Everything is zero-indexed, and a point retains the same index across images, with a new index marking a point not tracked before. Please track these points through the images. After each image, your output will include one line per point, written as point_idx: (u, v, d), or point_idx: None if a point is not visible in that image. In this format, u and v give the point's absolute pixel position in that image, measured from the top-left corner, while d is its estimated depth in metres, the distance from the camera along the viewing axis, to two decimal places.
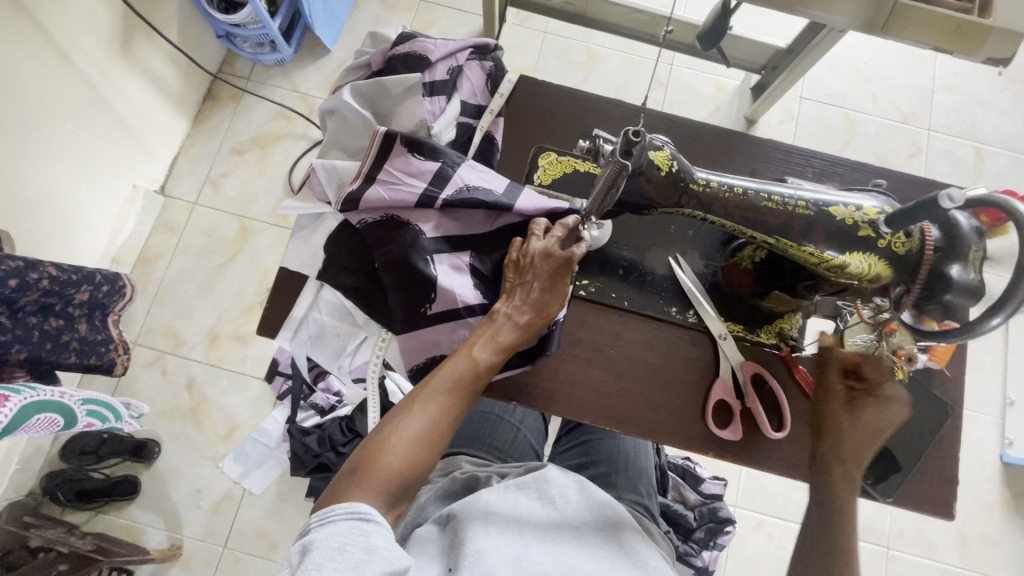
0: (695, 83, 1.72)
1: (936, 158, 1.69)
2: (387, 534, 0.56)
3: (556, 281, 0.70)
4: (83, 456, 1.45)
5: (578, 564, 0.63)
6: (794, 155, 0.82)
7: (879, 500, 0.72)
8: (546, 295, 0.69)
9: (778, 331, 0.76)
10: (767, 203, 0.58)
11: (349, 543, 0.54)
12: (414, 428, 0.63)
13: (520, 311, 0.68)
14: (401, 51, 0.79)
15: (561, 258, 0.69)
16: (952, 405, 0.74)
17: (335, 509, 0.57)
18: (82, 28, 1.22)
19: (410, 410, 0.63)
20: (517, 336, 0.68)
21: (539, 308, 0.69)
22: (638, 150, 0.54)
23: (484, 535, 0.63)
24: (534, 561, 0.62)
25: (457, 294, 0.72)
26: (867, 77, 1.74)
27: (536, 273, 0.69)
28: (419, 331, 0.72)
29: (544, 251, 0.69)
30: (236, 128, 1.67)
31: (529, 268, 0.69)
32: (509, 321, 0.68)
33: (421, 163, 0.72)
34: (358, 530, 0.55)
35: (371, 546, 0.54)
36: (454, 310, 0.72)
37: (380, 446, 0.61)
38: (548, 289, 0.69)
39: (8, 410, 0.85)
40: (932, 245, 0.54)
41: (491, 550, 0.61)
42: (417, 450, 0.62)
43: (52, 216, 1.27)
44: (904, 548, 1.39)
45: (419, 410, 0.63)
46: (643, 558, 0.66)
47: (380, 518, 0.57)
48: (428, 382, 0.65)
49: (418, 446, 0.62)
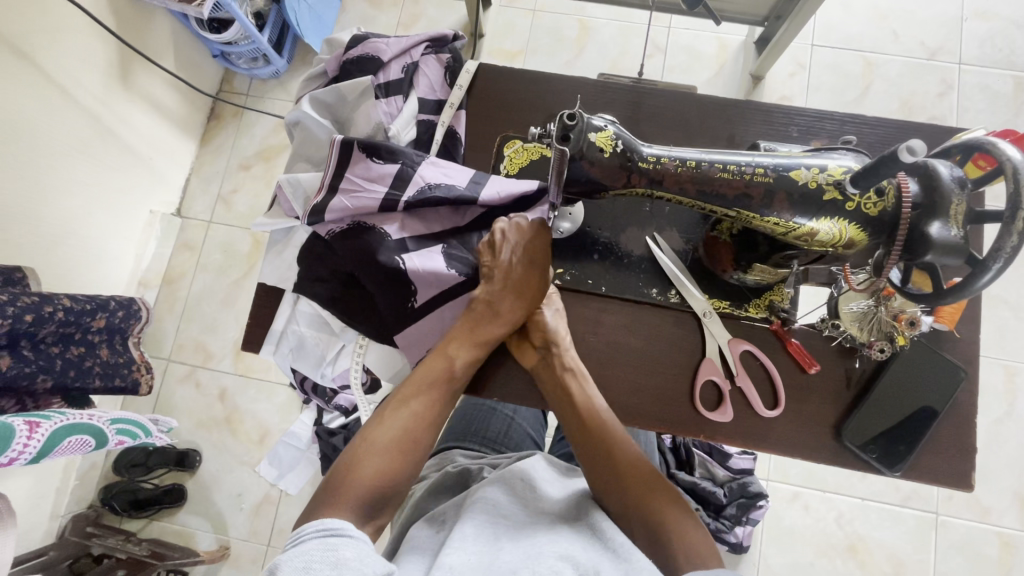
0: (696, 44, 1.64)
1: (970, 94, 1.55)
2: (360, 545, 0.55)
3: (530, 266, 0.71)
4: (133, 468, 1.55)
5: (548, 550, 0.57)
6: (776, 113, 0.77)
7: (889, 475, 0.67)
8: (517, 285, 0.70)
9: (768, 303, 0.72)
10: (722, 173, 0.54)
11: (318, 560, 0.52)
12: (392, 434, 0.66)
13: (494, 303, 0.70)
14: (354, 55, 0.79)
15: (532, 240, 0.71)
16: (967, 365, 0.69)
17: (306, 530, 0.57)
18: (81, 65, 1.27)
19: (389, 418, 0.67)
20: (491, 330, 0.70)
21: (515, 294, 0.70)
22: (576, 133, 0.51)
23: (456, 546, 0.59)
24: (504, 560, 0.56)
25: (437, 286, 0.72)
26: (885, 14, 1.61)
27: (506, 261, 0.70)
28: (402, 333, 0.72)
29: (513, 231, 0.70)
30: (241, 144, 1.71)
31: (497, 258, 0.70)
32: (485, 315, 0.70)
33: (380, 166, 0.72)
34: (325, 545, 0.53)
35: (339, 557, 0.52)
36: (435, 302, 0.73)
37: (361, 455, 0.64)
38: (520, 279, 0.70)
39: (41, 434, 0.90)
40: (911, 203, 0.49)
41: (462, 560, 0.57)
42: (397, 457, 0.65)
43: (75, 248, 1.34)
44: (954, 512, 1.31)
45: (398, 416, 0.67)
46: (608, 534, 0.62)
47: (351, 534, 0.56)
48: (405, 388, 0.69)
49: (398, 449, 0.65)
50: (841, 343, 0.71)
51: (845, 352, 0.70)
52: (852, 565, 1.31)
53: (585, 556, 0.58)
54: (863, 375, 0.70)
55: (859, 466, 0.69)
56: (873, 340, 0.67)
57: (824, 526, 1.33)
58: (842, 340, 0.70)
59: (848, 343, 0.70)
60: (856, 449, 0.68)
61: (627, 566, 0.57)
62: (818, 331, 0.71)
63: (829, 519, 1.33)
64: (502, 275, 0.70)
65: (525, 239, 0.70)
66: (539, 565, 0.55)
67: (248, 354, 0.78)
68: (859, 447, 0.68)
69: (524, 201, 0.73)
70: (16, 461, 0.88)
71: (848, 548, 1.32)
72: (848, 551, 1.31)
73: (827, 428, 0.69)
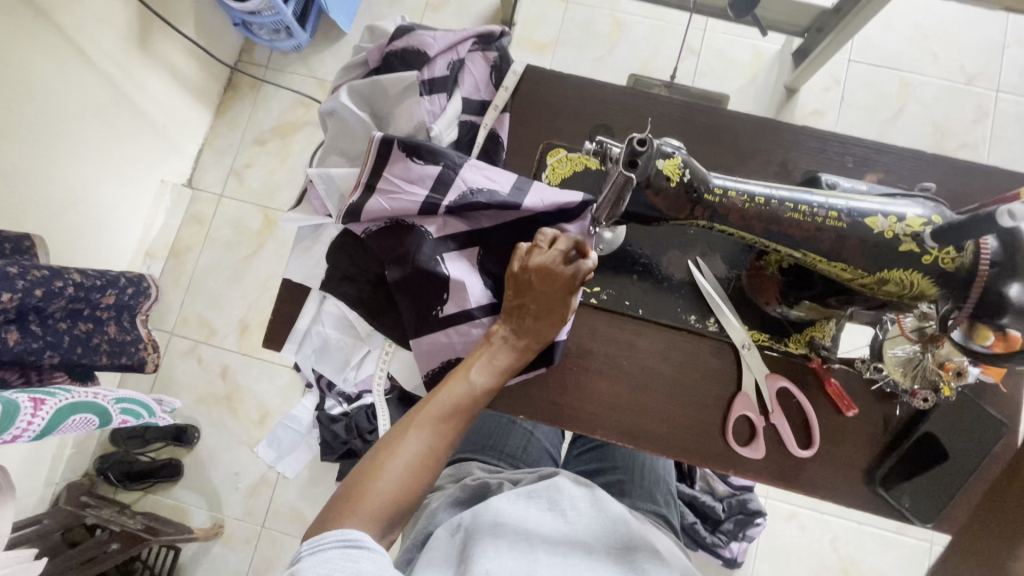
0: (730, 50, 1.59)
1: (1004, 123, 1.51)
2: (380, 559, 0.52)
3: (557, 308, 0.64)
4: (131, 440, 1.54)
5: None
6: (832, 142, 0.74)
7: (919, 525, 0.66)
8: (541, 326, 0.64)
9: (808, 339, 0.70)
10: (792, 213, 0.52)
11: (339, 571, 0.50)
12: (407, 456, 0.58)
13: (518, 332, 0.65)
14: (398, 46, 0.75)
15: (568, 290, 0.63)
16: (1008, 420, 0.67)
17: (326, 536, 0.53)
18: (100, 27, 1.22)
19: (403, 436, 0.59)
20: (514, 357, 0.65)
21: (538, 333, 0.65)
22: (645, 159, 0.49)
23: (492, 552, 0.60)
24: None
25: (469, 295, 0.68)
26: (926, 33, 1.56)
27: (537, 296, 0.63)
28: (431, 334, 0.68)
29: (554, 269, 0.62)
30: (258, 118, 1.67)
31: (542, 288, 0.63)
32: (506, 344, 0.65)
33: (421, 167, 0.68)
34: (347, 556, 0.51)
35: (360, 572, 0.50)
36: (466, 311, 0.68)
37: (372, 475, 0.57)
38: (548, 320, 0.64)
39: (46, 411, 0.88)
40: (988, 260, 0.46)
41: (499, 568, 0.58)
42: (413, 478, 0.58)
43: (83, 215, 1.30)
44: (949, 543, 1.31)
45: (413, 436, 0.59)
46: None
47: (372, 545, 0.52)
48: (424, 406, 0.61)
49: (412, 473, 0.58)
50: (881, 388, 0.69)
51: (883, 397, 0.69)
52: None
53: None
54: (900, 422, 0.68)
55: (887, 513, 0.68)
56: (916, 388, 0.65)
57: (819, 546, 1.33)
58: (883, 385, 0.69)
59: (889, 388, 0.68)
60: (887, 496, 0.66)
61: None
62: (858, 372, 0.70)
63: (824, 540, 1.32)
64: (529, 312, 0.64)
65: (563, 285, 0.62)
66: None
67: (267, 349, 0.75)
68: (891, 494, 0.67)
69: (565, 215, 0.68)
70: (19, 438, 0.86)
71: (840, 570, 1.31)
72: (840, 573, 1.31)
73: (859, 473, 0.68)
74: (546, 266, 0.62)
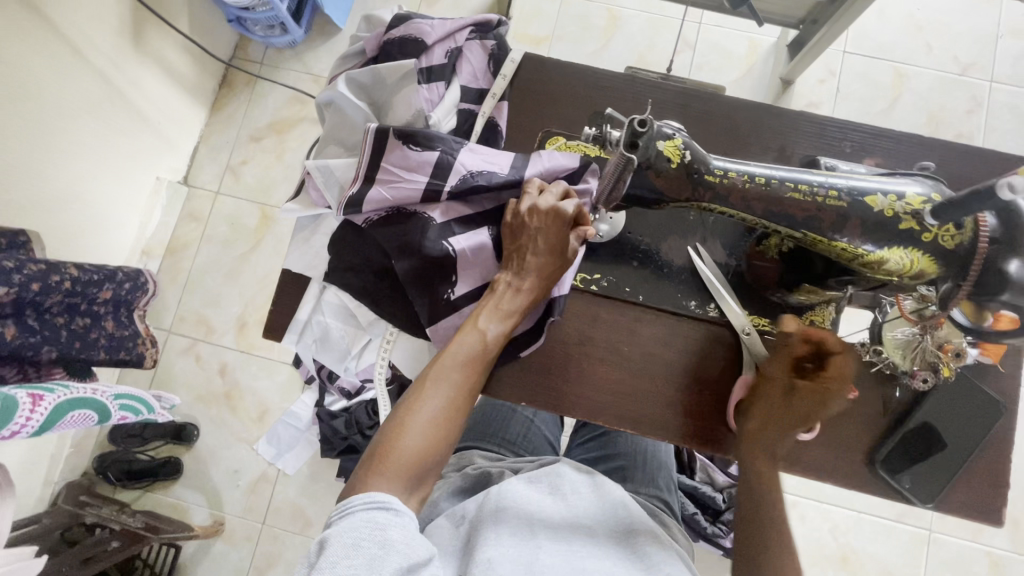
0: (726, 42, 1.59)
1: (998, 113, 1.52)
2: (407, 526, 0.53)
3: (556, 245, 0.65)
4: (130, 438, 1.53)
5: (591, 567, 0.59)
6: (830, 128, 0.74)
7: (919, 506, 0.67)
8: (546, 265, 0.65)
9: (808, 324, 0.70)
10: (792, 193, 0.52)
11: (367, 537, 0.50)
12: (430, 410, 0.59)
13: (522, 274, 0.65)
14: (395, 35, 0.75)
15: (564, 225, 0.64)
16: (1006, 400, 0.68)
17: (352, 501, 0.54)
18: (93, 21, 1.21)
19: (422, 392, 0.60)
20: (523, 301, 0.65)
21: (544, 271, 0.65)
22: (646, 140, 0.49)
23: (494, 541, 0.59)
24: (544, 564, 0.58)
25: (478, 274, 0.69)
26: (920, 25, 1.57)
27: (535, 237, 0.64)
28: (445, 321, 0.68)
29: (547, 209, 0.64)
30: (253, 115, 1.66)
31: (537, 227, 0.64)
32: (512, 288, 0.65)
33: (418, 154, 0.68)
34: (374, 522, 0.51)
35: (388, 539, 0.50)
36: (476, 289, 0.69)
37: (397, 435, 0.57)
38: (551, 259, 0.65)
39: (45, 407, 0.87)
40: (987, 236, 0.47)
41: (501, 557, 0.57)
42: (439, 429, 0.59)
43: (79, 212, 1.30)
44: (948, 530, 1.32)
45: (431, 390, 0.60)
46: (655, 561, 0.61)
47: (399, 509, 0.53)
48: (438, 360, 0.62)
49: (436, 425, 0.59)
50: (880, 370, 0.69)
51: (884, 379, 0.69)
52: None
53: None
54: (901, 404, 0.68)
55: (888, 494, 0.68)
56: (915, 368, 0.66)
57: (818, 536, 1.33)
58: (882, 367, 0.69)
59: (888, 370, 0.69)
60: (887, 477, 0.67)
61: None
62: (858, 355, 0.70)
63: (824, 529, 1.33)
64: (529, 254, 0.64)
65: (558, 220, 0.64)
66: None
67: (268, 341, 0.75)
68: (891, 475, 0.67)
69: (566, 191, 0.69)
70: (19, 434, 0.85)
71: (840, 559, 1.32)
72: (840, 562, 1.32)
73: (860, 454, 0.69)
74: (541, 208, 0.64)
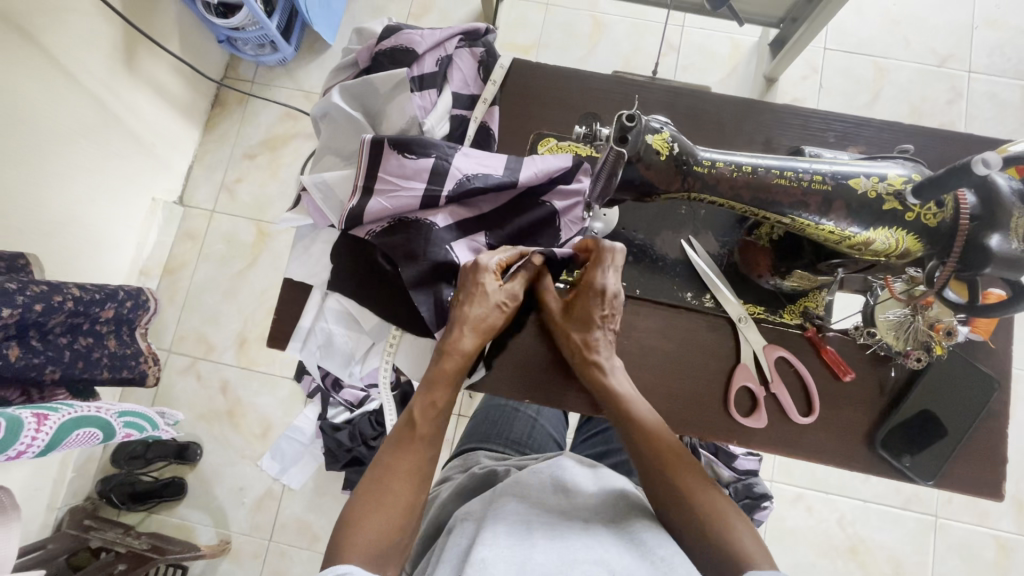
0: (709, 44, 1.62)
1: (978, 102, 1.55)
2: None
3: (485, 298, 0.67)
4: (132, 460, 1.53)
5: (582, 555, 0.57)
6: (813, 119, 0.76)
7: (920, 483, 0.68)
8: (480, 319, 0.68)
9: (802, 310, 0.72)
10: (779, 180, 0.54)
11: None
12: (385, 486, 0.62)
13: (454, 335, 0.67)
14: (386, 46, 0.77)
15: (492, 278, 0.67)
16: (997, 377, 0.69)
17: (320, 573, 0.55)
18: (86, 47, 1.23)
19: (377, 474, 0.63)
20: (460, 362, 0.67)
21: (476, 325, 0.68)
22: (634, 134, 0.51)
23: (490, 541, 0.58)
24: (537, 562, 0.56)
25: None
26: (897, 19, 1.61)
27: (466, 296, 0.67)
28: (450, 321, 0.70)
29: (475, 269, 0.67)
30: (246, 133, 1.68)
31: (471, 285, 0.67)
32: (444, 351, 0.68)
33: (414, 162, 0.69)
34: None
35: None
36: None
37: (356, 519, 0.59)
38: (483, 315, 0.68)
39: (49, 427, 0.87)
40: (967, 215, 0.49)
41: (495, 557, 0.56)
42: (392, 502, 0.61)
43: (77, 234, 1.31)
44: (953, 515, 1.32)
45: (384, 470, 0.63)
46: (651, 549, 0.58)
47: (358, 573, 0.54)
48: (389, 446, 0.65)
49: (392, 500, 0.61)
50: (875, 351, 0.71)
51: (879, 360, 0.71)
52: (852, 566, 1.32)
53: (621, 561, 0.57)
54: (896, 384, 0.70)
55: (889, 473, 0.69)
56: (909, 349, 0.67)
57: (826, 528, 1.33)
58: (876, 349, 0.70)
59: (883, 351, 0.70)
60: (887, 456, 0.68)
61: (664, 569, 0.56)
62: (852, 338, 0.71)
63: (831, 521, 1.33)
64: (462, 313, 0.67)
65: (486, 275, 0.67)
66: (575, 570, 0.55)
67: (273, 349, 0.76)
68: (891, 454, 0.68)
69: (559, 187, 0.72)
70: (23, 455, 0.85)
71: (849, 549, 1.32)
72: (849, 553, 1.32)
73: (860, 436, 0.70)
74: (470, 266, 0.68)
